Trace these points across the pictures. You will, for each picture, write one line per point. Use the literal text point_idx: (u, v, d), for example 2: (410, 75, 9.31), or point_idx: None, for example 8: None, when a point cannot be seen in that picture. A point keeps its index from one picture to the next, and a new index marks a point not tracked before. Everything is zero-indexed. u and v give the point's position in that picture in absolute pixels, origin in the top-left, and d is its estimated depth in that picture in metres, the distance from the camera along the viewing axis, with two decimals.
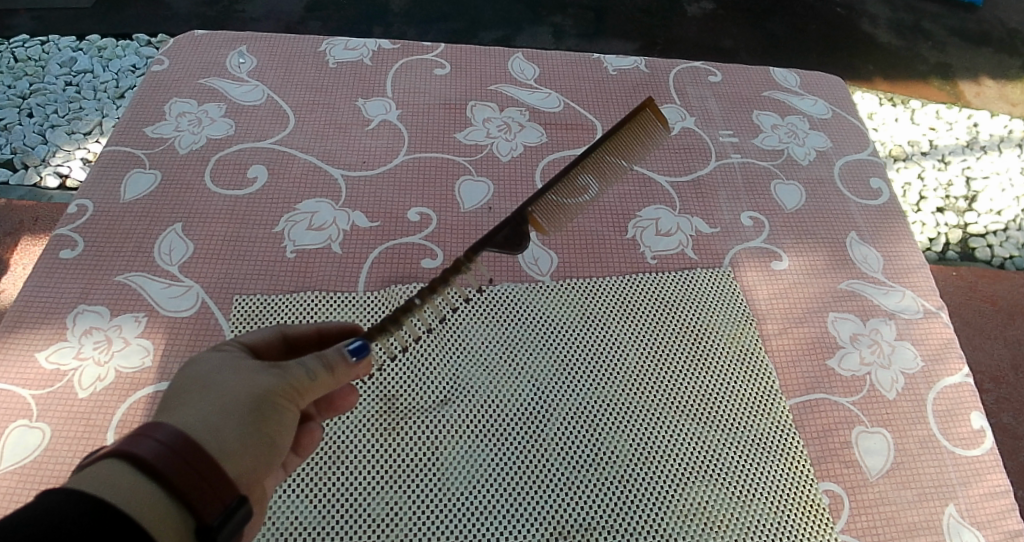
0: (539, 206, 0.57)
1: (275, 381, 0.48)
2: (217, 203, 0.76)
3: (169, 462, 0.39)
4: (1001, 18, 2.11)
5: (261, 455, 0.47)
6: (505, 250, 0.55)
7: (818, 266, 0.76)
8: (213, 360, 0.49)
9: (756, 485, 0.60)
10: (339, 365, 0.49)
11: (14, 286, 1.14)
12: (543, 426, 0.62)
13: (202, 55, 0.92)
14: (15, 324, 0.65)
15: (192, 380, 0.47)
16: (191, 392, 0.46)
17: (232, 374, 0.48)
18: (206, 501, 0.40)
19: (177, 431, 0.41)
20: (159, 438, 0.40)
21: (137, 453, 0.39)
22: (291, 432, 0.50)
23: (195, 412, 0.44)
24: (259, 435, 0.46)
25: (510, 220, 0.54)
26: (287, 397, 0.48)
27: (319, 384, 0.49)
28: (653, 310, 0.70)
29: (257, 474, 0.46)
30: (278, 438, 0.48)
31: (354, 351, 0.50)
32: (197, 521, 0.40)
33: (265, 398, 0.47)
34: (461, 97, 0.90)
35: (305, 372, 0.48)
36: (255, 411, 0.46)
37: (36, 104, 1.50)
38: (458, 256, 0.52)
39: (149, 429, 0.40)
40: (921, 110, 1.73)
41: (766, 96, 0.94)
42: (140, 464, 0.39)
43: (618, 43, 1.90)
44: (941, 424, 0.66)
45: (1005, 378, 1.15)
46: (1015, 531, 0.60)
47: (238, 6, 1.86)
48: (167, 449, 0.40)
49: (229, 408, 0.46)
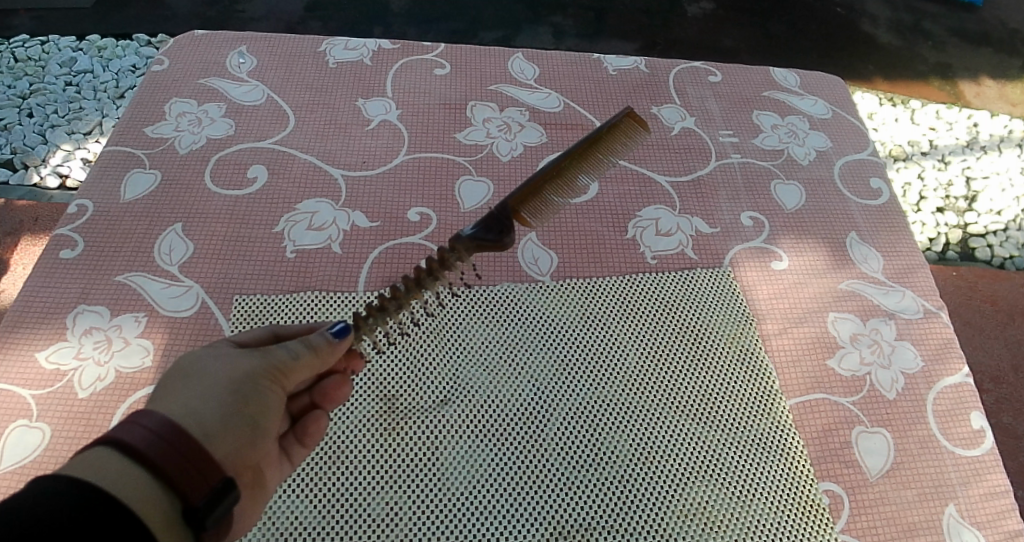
0: (527, 203, 0.58)
1: (258, 362, 0.50)
2: (218, 203, 0.76)
3: (157, 448, 0.40)
4: (1001, 17, 2.11)
5: (245, 437, 0.48)
6: (490, 244, 0.55)
7: (819, 265, 0.76)
8: (199, 351, 0.50)
9: (756, 485, 0.60)
10: (323, 348, 0.51)
11: (14, 286, 1.14)
12: (543, 426, 0.62)
13: (202, 55, 0.92)
14: (16, 325, 0.65)
15: (178, 370, 0.49)
16: (176, 383, 0.47)
17: (214, 361, 0.49)
18: (193, 485, 0.41)
19: (165, 419, 0.42)
20: (146, 425, 0.41)
21: (126, 440, 0.40)
22: (279, 415, 0.51)
23: (178, 399, 0.46)
24: (243, 417, 0.48)
25: (492, 213, 0.56)
26: (270, 377, 0.50)
27: (303, 365, 0.51)
28: (653, 310, 0.70)
29: (241, 456, 0.48)
30: (263, 419, 0.50)
31: (337, 332, 0.52)
32: (184, 504, 0.41)
33: (248, 379, 0.49)
34: (462, 97, 0.90)
35: (287, 353, 0.50)
36: (238, 392, 0.48)
37: (36, 104, 1.50)
38: (444, 246, 0.54)
39: (138, 417, 0.41)
40: (921, 110, 1.73)
41: (766, 96, 0.94)
42: (128, 450, 0.40)
43: (618, 43, 1.90)
44: (941, 424, 0.66)
45: (1005, 378, 1.15)
46: (1015, 531, 0.60)
47: (238, 6, 1.86)
48: (155, 436, 0.41)
49: (214, 392, 0.47)
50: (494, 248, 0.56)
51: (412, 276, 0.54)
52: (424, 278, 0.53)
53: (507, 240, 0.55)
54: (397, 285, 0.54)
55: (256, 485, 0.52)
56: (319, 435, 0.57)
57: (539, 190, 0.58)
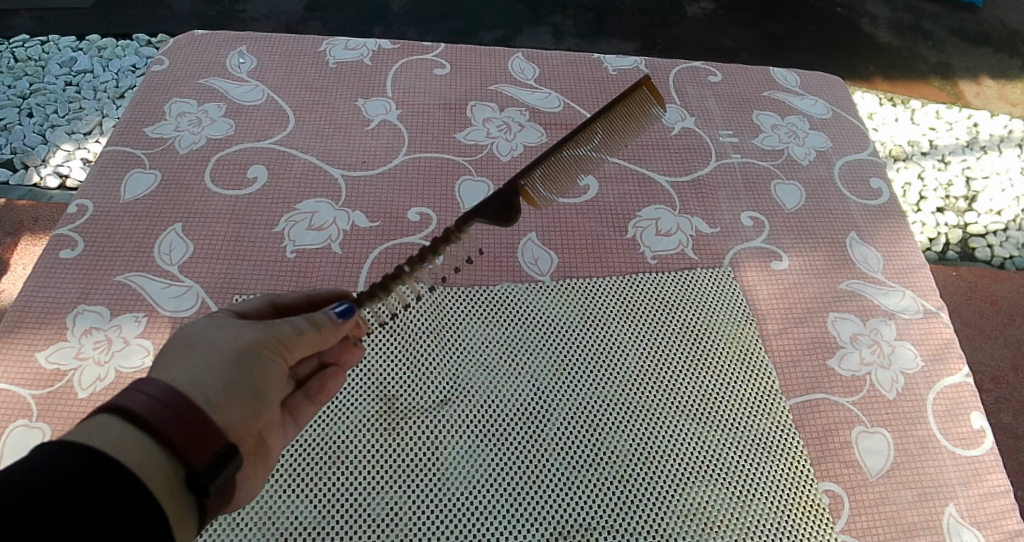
0: (529, 179, 0.59)
1: (261, 333, 0.50)
2: (218, 203, 0.76)
3: (161, 415, 0.41)
4: (1001, 17, 2.11)
5: (248, 406, 0.48)
6: (496, 222, 0.57)
7: (819, 266, 0.76)
8: (202, 322, 0.50)
9: (756, 485, 0.60)
10: (327, 325, 0.52)
11: (14, 286, 1.14)
12: (543, 426, 0.62)
13: (202, 55, 0.92)
14: (16, 325, 0.65)
15: (180, 339, 0.49)
16: (177, 350, 0.47)
17: (215, 330, 0.49)
18: (196, 449, 0.42)
19: (167, 387, 0.42)
20: (149, 392, 0.41)
21: (129, 407, 0.40)
22: (280, 385, 0.52)
23: (179, 366, 0.46)
24: (245, 385, 0.48)
25: (502, 193, 0.57)
26: (272, 348, 0.50)
27: (306, 341, 0.51)
28: (653, 310, 0.70)
29: (244, 424, 0.48)
30: (265, 389, 0.50)
31: (340, 313, 0.53)
32: (187, 469, 0.41)
33: (249, 349, 0.49)
34: (462, 97, 0.90)
35: (290, 328, 0.51)
36: (239, 362, 0.48)
37: (36, 104, 1.50)
38: (449, 227, 0.55)
39: (142, 384, 0.42)
40: (921, 110, 1.73)
41: (766, 96, 0.94)
42: (131, 416, 0.40)
43: (618, 43, 1.90)
44: (941, 424, 0.66)
45: (1005, 378, 1.15)
46: (1015, 531, 0.60)
47: (238, 6, 1.86)
48: (159, 403, 0.41)
49: (216, 360, 0.47)
50: (498, 224, 0.58)
51: (416, 254, 0.54)
52: (427, 255, 0.54)
53: (516, 218, 0.58)
54: (402, 264, 0.54)
55: (260, 455, 0.53)
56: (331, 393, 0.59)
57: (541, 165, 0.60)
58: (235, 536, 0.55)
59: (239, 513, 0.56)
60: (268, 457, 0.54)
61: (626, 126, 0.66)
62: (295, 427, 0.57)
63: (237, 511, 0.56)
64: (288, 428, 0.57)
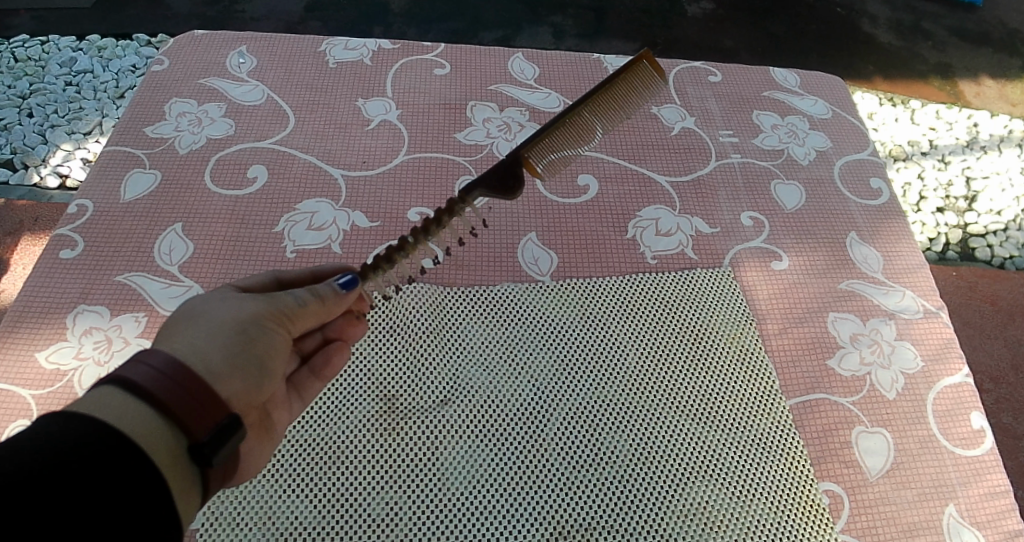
0: (535, 150, 0.59)
1: (265, 306, 0.50)
2: (218, 203, 0.76)
3: (164, 385, 0.41)
4: (1000, 17, 2.11)
5: (251, 377, 0.48)
6: (499, 193, 0.57)
7: (819, 266, 0.76)
8: (205, 296, 0.51)
9: (756, 485, 0.60)
10: (330, 297, 0.52)
11: (13, 286, 1.14)
12: (543, 426, 0.62)
13: (203, 55, 0.92)
14: (15, 325, 0.65)
15: (185, 313, 0.49)
16: (181, 324, 0.48)
17: (219, 304, 0.50)
18: (198, 419, 0.42)
19: (169, 358, 0.42)
20: (151, 363, 0.41)
21: (131, 377, 0.40)
22: (283, 358, 0.52)
23: (183, 339, 0.46)
24: (248, 357, 0.48)
25: (504, 163, 0.57)
26: (276, 319, 0.51)
27: (311, 312, 0.52)
28: (653, 310, 0.70)
29: (247, 395, 0.48)
30: (268, 360, 0.50)
31: (344, 284, 0.53)
32: (189, 439, 0.41)
33: (253, 321, 0.50)
34: (462, 97, 0.90)
35: (294, 299, 0.51)
36: (242, 333, 0.49)
37: (36, 104, 1.50)
38: (453, 198, 0.55)
39: (145, 355, 0.42)
40: (921, 110, 1.73)
41: (766, 96, 0.94)
42: (134, 387, 0.40)
43: (618, 43, 1.90)
44: (941, 424, 0.66)
45: (1005, 378, 1.15)
46: (1015, 531, 0.60)
47: (238, 6, 1.86)
48: (161, 374, 0.41)
49: (219, 333, 0.48)
50: (504, 199, 0.58)
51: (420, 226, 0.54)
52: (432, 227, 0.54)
53: (518, 192, 0.57)
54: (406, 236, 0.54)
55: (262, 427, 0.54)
56: (335, 369, 0.59)
57: (547, 136, 0.59)
58: (236, 537, 0.55)
59: (239, 514, 0.56)
60: (272, 432, 0.55)
61: (627, 98, 0.65)
62: (301, 404, 0.58)
63: (238, 512, 0.56)
64: (295, 404, 0.57)
